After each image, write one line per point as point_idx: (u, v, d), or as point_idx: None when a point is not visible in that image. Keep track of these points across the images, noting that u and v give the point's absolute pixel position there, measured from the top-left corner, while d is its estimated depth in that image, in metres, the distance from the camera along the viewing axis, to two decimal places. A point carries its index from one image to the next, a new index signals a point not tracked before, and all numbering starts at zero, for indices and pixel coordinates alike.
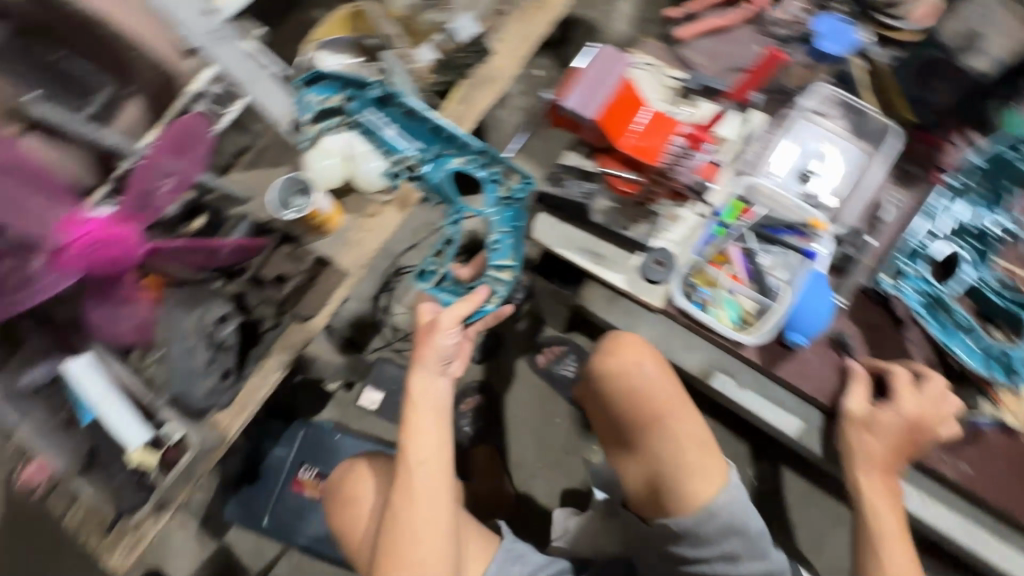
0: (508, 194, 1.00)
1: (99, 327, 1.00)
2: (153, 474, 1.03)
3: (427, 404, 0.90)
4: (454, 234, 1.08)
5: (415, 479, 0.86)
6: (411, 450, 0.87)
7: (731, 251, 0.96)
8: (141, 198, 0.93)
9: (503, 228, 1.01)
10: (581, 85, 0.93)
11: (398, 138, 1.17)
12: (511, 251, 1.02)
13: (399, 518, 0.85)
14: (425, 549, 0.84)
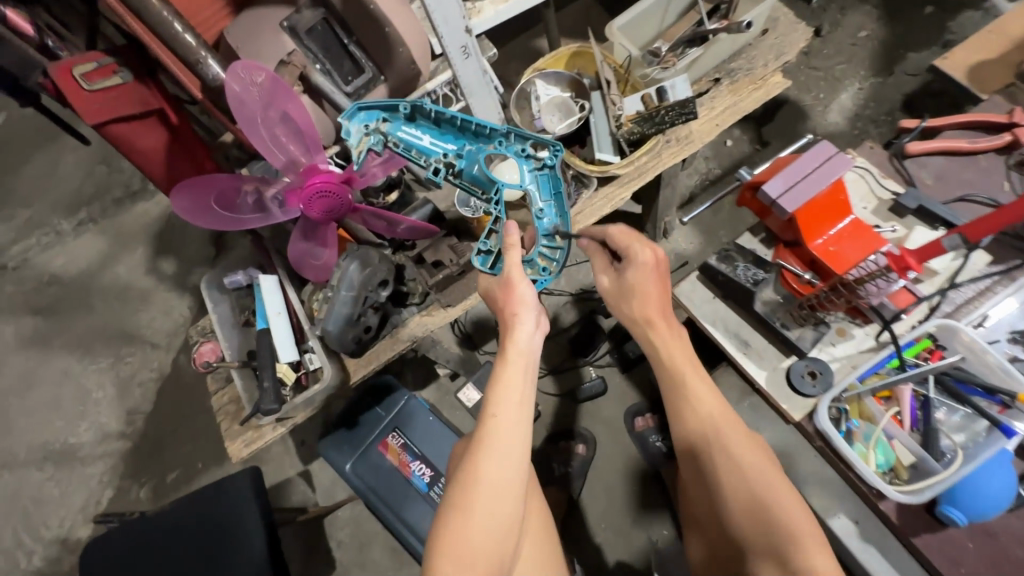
0: (541, 163, 0.92)
1: (295, 256, 1.18)
2: (288, 387, 1.22)
3: (518, 357, 0.84)
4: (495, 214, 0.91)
5: (491, 431, 0.78)
6: (491, 403, 0.80)
7: (903, 391, 0.82)
8: (361, 166, 1.06)
9: (544, 198, 0.94)
10: (784, 177, 0.90)
11: (436, 145, 0.94)
12: (555, 218, 0.93)
13: (467, 469, 0.77)
14: (488, 512, 0.74)
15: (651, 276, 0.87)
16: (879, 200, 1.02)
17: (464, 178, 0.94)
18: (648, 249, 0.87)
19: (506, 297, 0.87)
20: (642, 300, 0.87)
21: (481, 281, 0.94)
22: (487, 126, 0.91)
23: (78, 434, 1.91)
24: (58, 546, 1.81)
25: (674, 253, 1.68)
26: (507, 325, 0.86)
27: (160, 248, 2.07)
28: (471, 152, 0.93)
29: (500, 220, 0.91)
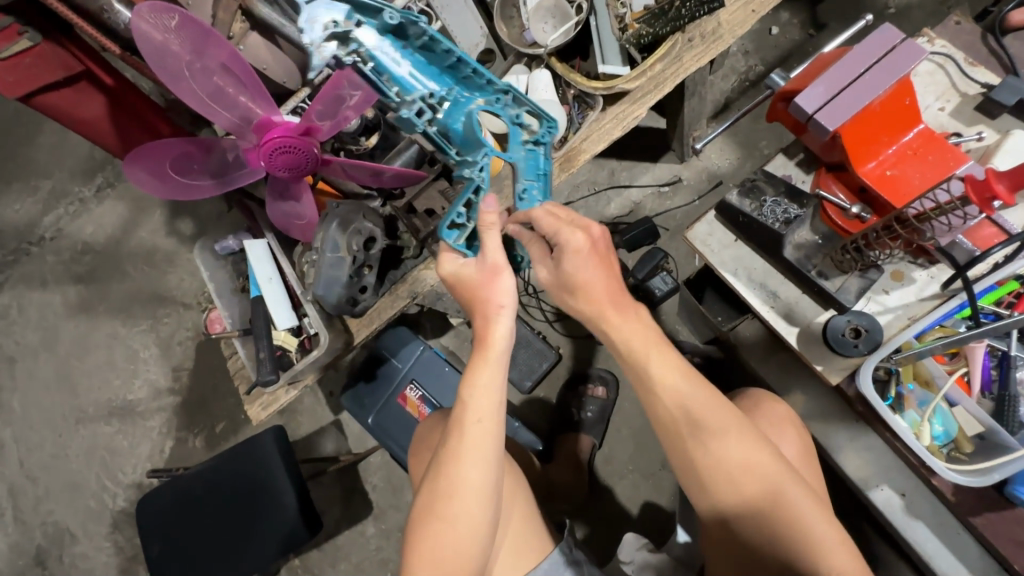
0: (534, 138, 0.83)
1: (276, 218, 1.10)
2: (293, 352, 1.19)
3: (501, 357, 0.75)
4: (476, 181, 0.80)
5: (471, 439, 0.73)
6: (472, 409, 0.73)
7: (976, 350, 0.71)
8: (330, 109, 0.93)
9: (528, 177, 0.84)
10: (828, 79, 0.70)
11: (415, 78, 0.75)
12: (541, 200, 0.85)
13: (448, 479, 0.73)
14: (471, 521, 0.72)
15: (588, 262, 0.70)
16: (962, 97, 0.79)
17: (441, 127, 0.78)
18: (579, 231, 0.70)
19: (487, 284, 0.74)
20: (586, 296, 0.72)
21: (445, 264, 0.79)
22: (486, 74, 0.76)
23: (134, 391, 1.85)
24: (135, 490, 1.81)
25: (707, 172, 1.46)
26: (488, 316, 0.74)
27: (176, 209, 1.87)
28: (457, 100, 0.78)
29: (482, 190, 0.80)
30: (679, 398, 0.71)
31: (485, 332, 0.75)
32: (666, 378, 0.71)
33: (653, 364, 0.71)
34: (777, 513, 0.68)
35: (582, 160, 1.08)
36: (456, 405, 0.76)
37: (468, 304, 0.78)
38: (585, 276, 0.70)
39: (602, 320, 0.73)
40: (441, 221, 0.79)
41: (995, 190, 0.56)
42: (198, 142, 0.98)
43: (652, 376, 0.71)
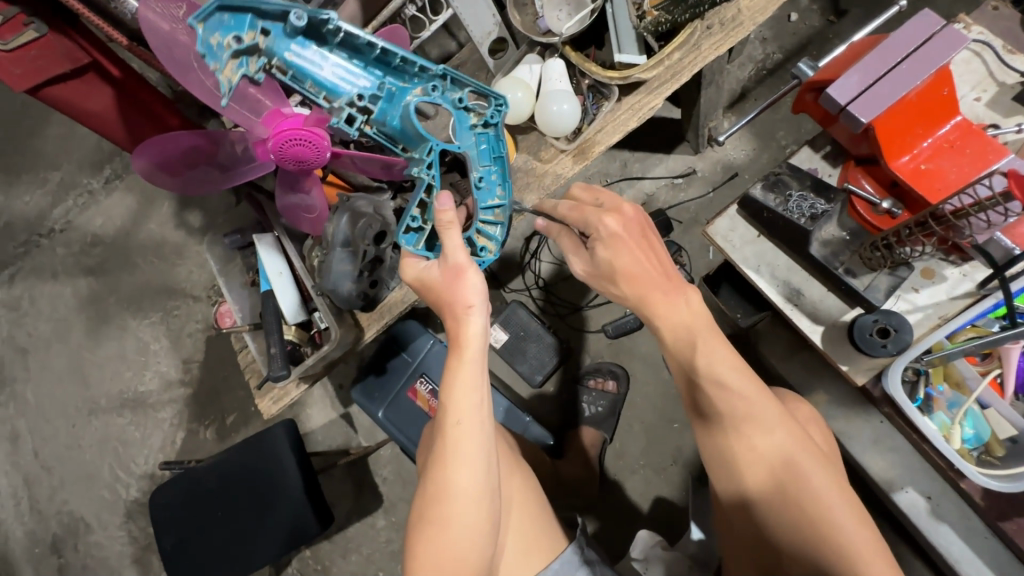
0: (482, 120, 0.80)
1: (285, 212, 1.09)
2: (305, 347, 1.20)
3: (476, 354, 0.74)
4: (427, 179, 0.77)
5: (454, 441, 0.72)
6: (451, 411, 0.73)
7: (1009, 350, 0.68)
8: None
9: (483, 163, 0.81)
10: (864, 68, 0.67)
11: (343, 80, 0.75)
12: (500, 185, 0.83)
13: (436, 483, 0.72)
14: (464, 523, 0.71)
15: (627, 247, 0.75)
16: (999, 87, 0.75)
17: (384, 126, 0.79)
18: (609, 217, 0.75)
19: (450, 284, 0.75)
20: (630, 280, 0.75)
21: (409, 269, 0.79)
22: (415, 61, 0.76)
23: (146, 382, 1.85)
24: (148, 481, 1.82)
25: (722, 163, 1.42)
26: (457, 317, 0.75)
27: (184, 200, 1.86)
28: (391, 93, 0.78)
29: (434, 188, 0.77)
30: (723, 390, 0.69)
31: (458, 332, 0.75)
32: (712, 372, 0.70)
33: (699, 354, 0.71)
34: (809, 511, 0.64)
35: (596, 152, 1.06)
36: (439, 408, 0.75)
37: (437, 304, 0.78)
38: (627, 261, 0.74)
39: (648, 306, 0.74)
40: (398, 227, 0.77)
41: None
42: (207, 134, 0.97)
43: (698, 368, 0.71)
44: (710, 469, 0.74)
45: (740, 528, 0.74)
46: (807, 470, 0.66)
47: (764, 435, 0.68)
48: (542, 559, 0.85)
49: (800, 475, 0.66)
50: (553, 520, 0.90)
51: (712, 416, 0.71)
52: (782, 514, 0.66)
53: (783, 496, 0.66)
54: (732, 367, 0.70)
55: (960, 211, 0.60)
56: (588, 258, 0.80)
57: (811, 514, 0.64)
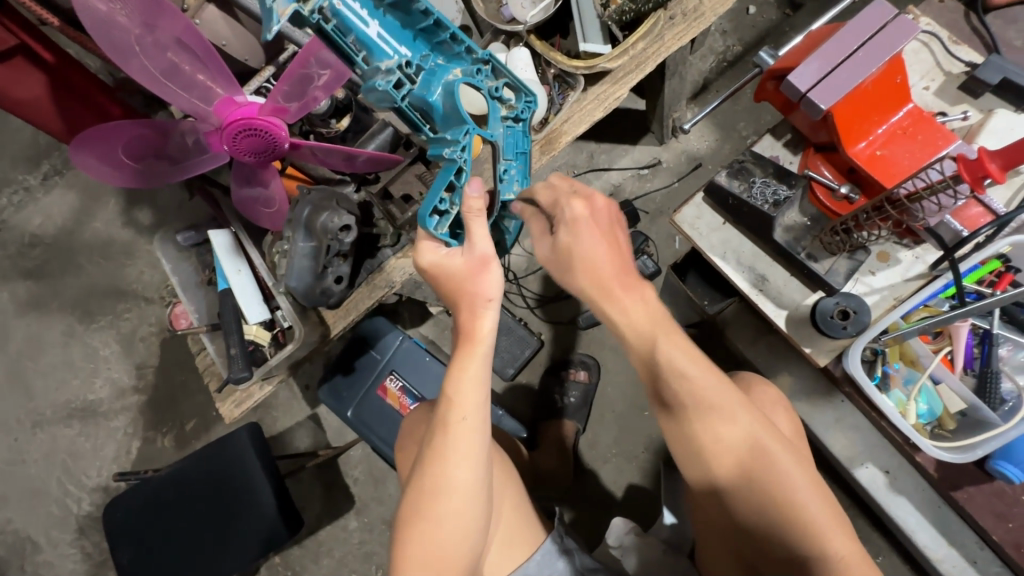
0: (512, 113, 0.78)
1: (243, 206, 1.04)
2: (266, 347, 1.14)
3: (486, 350, 0.72)
4: (459, 161, 0.71)
5: (457, 437, 0.71)
6: (457, 406, 0.71)
7: (959, 328, 0.71)
8: (298, 89, 0.88)
9: (507, 156, 0.78)
10: (824, 56, 0.68)
11: (387, 41, 0.71)
12: (519, 181, 0.80)
13: (434, 477, 0.71)
14: (459, 520, 0.70)
15: (588, 235, 0.71)
16: (946, 76, 0.79)
17: (418, 99, 0.73)
18: (577, 201, 0.71)
19: (474, 278, 0.71)
20: (588, 270, 0.71)
21: (426, 253, 0.73)
22: (463, 42, 0.74)
23: (96, 391, 1.75)
24: (102, 494, 1.72)
25: (686, 154, 1.44)
26: (474, 310, 0.72)
27: (132, 197, 1.76)
28: (432, 69, 0.74)
29: (466, 172, 0.71)
30: (684, 380, 0.68)
31: (472, 326, 0.72)
32: (669, 360, 0.68)
33: (659, 344, 0.68)
34: (778, 496, 0.65)
35: (563, 143, 1.05)
36: (440, 401, 0.73)
37: (451, 294, 0.74)
38: (586, 249, 0.70)
39: (603, 298, 0.71)
40: (423, 208, 0.71)
41: (987, 168, 0.58)
42: (153, 125, 0.91)
43: (657, 356, 0.68)
44: (678, 456, 0.73)
45: (711, 511, 0.75)
46: (776, 457, 0.67)
47: (728, 423, 0.68)
48: (525, 552, 0.85)
49: (771, 463, 0.67)
50: (535, 515, 0.90)
51: (674, 404, 0.70)
52: (750, 502, 0.67)
53: (752, 484, 0.67)
54: (691, 358, 0.69)
55: (915, 195, 0.64)
56: (550, 244, 0.75)
57: (781, 503, 0.65)
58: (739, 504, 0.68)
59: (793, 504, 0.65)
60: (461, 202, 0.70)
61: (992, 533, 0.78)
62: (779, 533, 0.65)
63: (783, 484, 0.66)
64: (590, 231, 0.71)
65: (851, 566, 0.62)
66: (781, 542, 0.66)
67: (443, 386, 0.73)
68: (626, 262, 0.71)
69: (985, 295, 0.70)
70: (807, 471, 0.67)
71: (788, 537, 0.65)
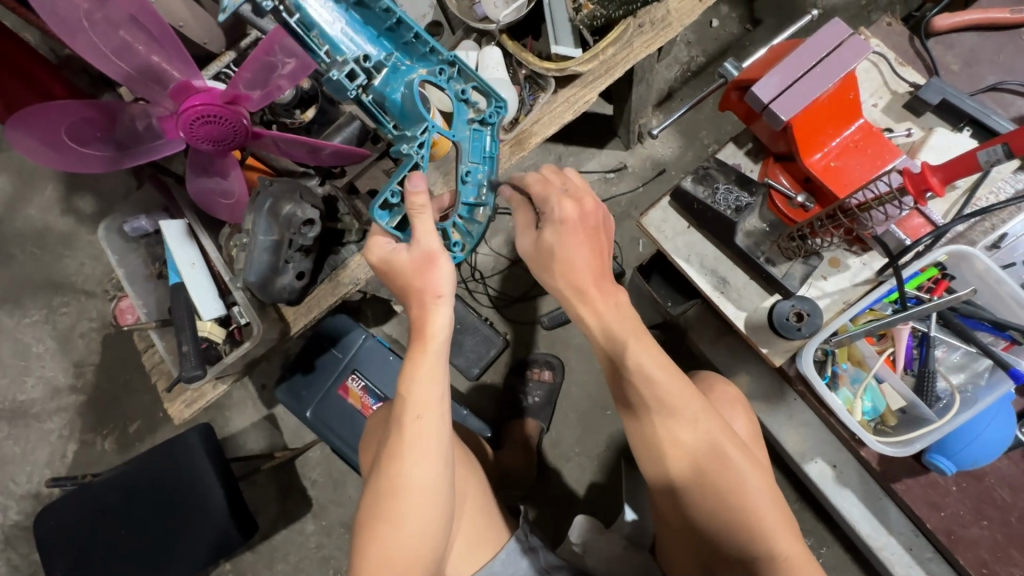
0: (480, 117, 0.77)
1: (198, 196, 0.99)
2: (221, 344, 1.08)
3: (439, 346, 0.71)
4: (413, 157, 0.72)
5: (413, 435, 0.69)
6: (411, 403, 0.70)
7: (901, 332, 0.75)
8: (259, 77, 0.85)
9: (472, 159, 0.78)
10: (781, 68, 0.71)
11: (348, 38, 0.77)
12: (485, 185, 0.79)
13: (392, 477, 0.69)
14: (419, 519, 0.69)
15: (574, 237, 0.70)
16: (893, 95, 0.84)
17: (380, 96, 0.77)
18: (568, 201, 0.70)
19: (421, 273, 0.70)
20: (567, 269, 0.71)
21: (377, 246, 0.73)
22: (428, 41, 0.74)
23: (27, 390, 1.63)
24: (32, 502, 1.60)
25: (651, 159, 1.48)
26: (424, 304, 0.71)
27: (72, 183, 1.65)
28: (397, 67, 0.77)
29: (421, 167, 0.72)
30: (652, 387, 0.69)
31: (422, 321, 0.71)
32: (642, 369, 0.69)
33: (633, 353, 0.69)
34: (733, 494, 0.68)
35: (533, 143, 1.06)
36: (396, 399, 0.72)
37: (400, 290, 0.74)
38: (569, 251, 0.70)
39: (576, 300, 0.72)
40: (373, 198, 0.72)
41: (930, 182, 0.64)
42: (100, 106, 0.86)
43: (628, 364, 0.69)
44: (642, 455, 0.74)
45: (672, 515, 0.77)
46: (734, 460, 0.69)
47: (690, 428, 0.70)
48: (489, 551, 0.85)
49: (728, 460, 0.69)
50: (498, 514, 0.90)
51: (637, 404, 0.72)
52: (708, 506, 0.69)
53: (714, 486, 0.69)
54: (663, 368, 0.70)
55: (864, 205, 0.69)
56: (533, 239, 0.74)
57: (734, 505, 0.67)
58: (697, 507, 0.69)
59: (749, 508, 0.67)
60: (405, 199, 0.70)
61: (927, 522, 0.84)
62: (736, 537, 0.67)
63: (736, 482, 0.68)
64: (571, 232, 0.70)
65: (794, 567, 0.64)
66: (734, 544, 0.68)
67: (398, 383, 0.72)
68: (603, 268, 0.71)
69: (924, 300, 0.75)
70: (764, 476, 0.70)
71: (741, 541, 0.67)
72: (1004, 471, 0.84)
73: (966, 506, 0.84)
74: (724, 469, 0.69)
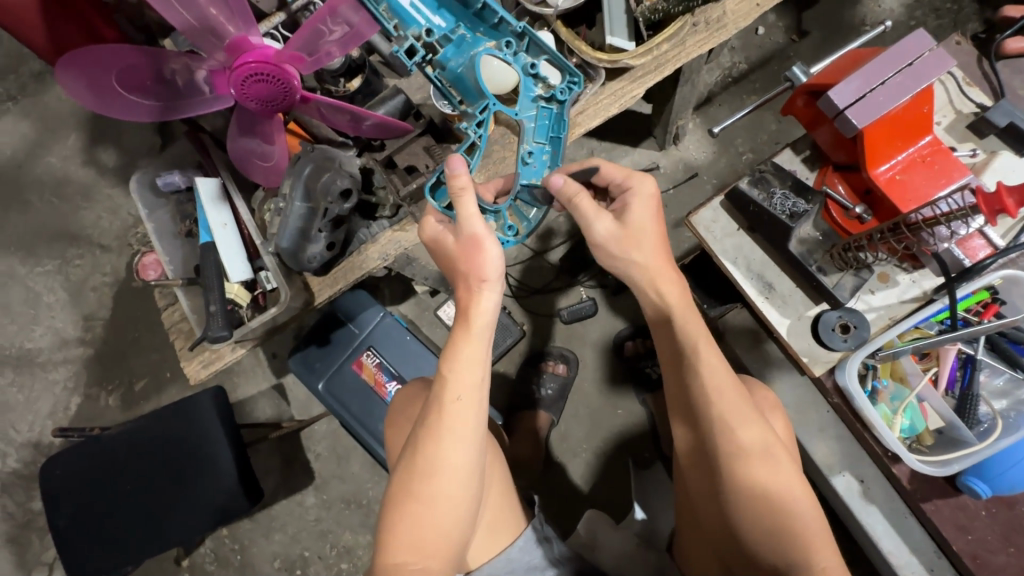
0: (548, 93, 0.78)
1: (238, 156, 0.98)
2: (245, 308, 1.08)
3: (484, 331, 0.71)
4: (472, 135, 0.76)
5: (452, 417, 0.69)
6: (451, 385, 0.70)
7: (947, 352, 0.76)
8: (310, 43, 0.83)
9: (537, 139, 0.79)
10: (862, 74, 0.71)
11: (416, 9, 0.80)
12: (549, 166, 0.80)
13: (427, 458, 0.69)
14: (452, 500, 0.69)
15: (650, 209, 0.78)
16: (957, 114, 0.84)
17: (448, 71, 0.80)
18: (648, 179, 0.79)
19: (469, 258, 0.70)
20: (652, 244, 0.77)
21: (427, 227, 0.75)
22: (498, 14, 0.76)
23: (34, 339, 1.61)
24: (31, 450, 1.59)
25: (683, 162, 1.47)
26: (470, 288, 0.71)
27: (96, 135, 1.63)
28: (463, 41, 0.79)
29: (477, 147, 0.76)
30: (701, 390, 0.72)
31: (469, 303, 0.71)
32: (699, 364, 0.73)
33: (698, 346, 0.74)
34: (770, 504, 0.67)
35: (576, 134, 1.04)
36: (435, 379, 0.72)
37: (453, 274, 0.74)
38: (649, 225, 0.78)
39: (658, 279, 0.77)
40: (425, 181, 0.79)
41: (1003, 203, 0.63)
42: (146, 52, 0.83)
43: (694, 354, 0.73)
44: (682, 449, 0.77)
45: (703, 519, 0.76)
46: (779, 464, 0.69)
47: (731, 432, 0.70)
48: (508, 537, 0.85)
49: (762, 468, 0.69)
50: (518, 502, 0.90)
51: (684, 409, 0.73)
52: (747, 516, 0.68)
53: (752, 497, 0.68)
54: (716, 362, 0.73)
55: (932, 221, 0.67)
56: (613, 221, 0.77)
57: (775, 513, 0.67)
58: (743, 516, 0.68)
59: (792, 514, 0.67)
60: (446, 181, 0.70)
61: (951, 546, 0.84)
62: (774, 543, 0.67)
63: (767, 490, 0.68)
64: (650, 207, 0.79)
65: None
66: (772, 549, 0.67)
67: (438, 365, 0.72)
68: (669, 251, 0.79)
69: (972, 323, 0.75)
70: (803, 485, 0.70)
71: (774, 553, 0.67)
72: None
73: (994, 532, 0.84)
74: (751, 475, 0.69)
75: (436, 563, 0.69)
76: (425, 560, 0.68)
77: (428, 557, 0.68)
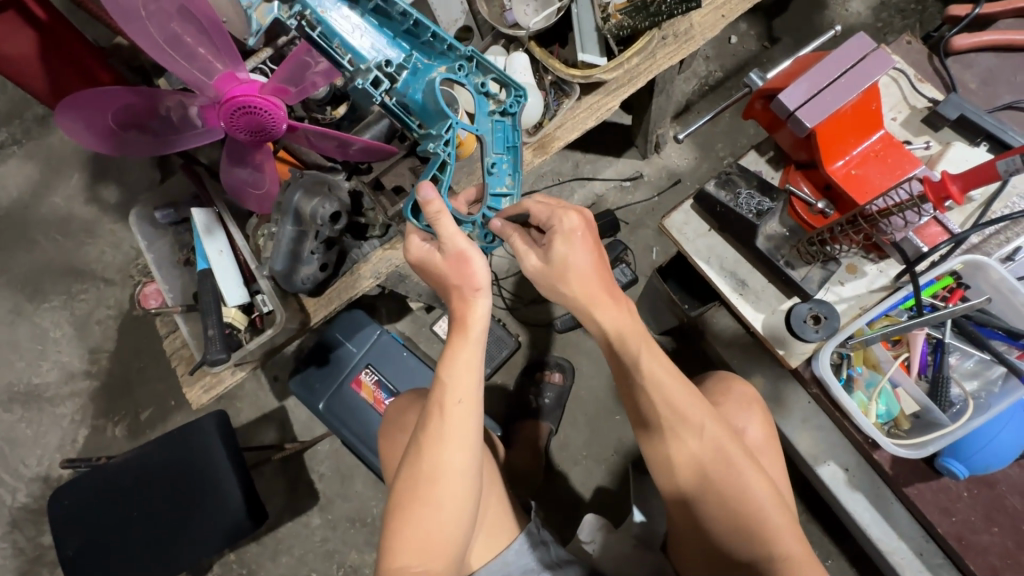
0: (501, 108, 0.82)
1: (231, 186, 1.02)
2: (243, 331, 1.10)
3: (479, 334, 0.73)
4: (440, 155, 0.77)
5: (454, 422, 0.72)
6: (452, 390, 0.72)
7: (916, 337, 0.79)
8: (295, 75, 0.88)
9: (497, 150, 0.83)
10: (805, 80, 0.76)
11: (368, 46, 0.83)
12: (510, 174, 0.84)
13: (430, 463, 0.71)
14: (453, 504, 0.71)
15: (581, 245, 0.72)
16: (911, 110, 0.88)
17: (406, 99, 0.82)
18: (573, 213, 0.72)
19: (457, 271, 0.73)
20: (578, 278, 0.72)
21: (413, 247, 0.77)
22: (445, 40, 0.80)
23: (42, 374, 1.65)
24: (41, 484, 1.61)
25: (666, 169, 1.51)
26: (465, 300, 0.73)
27: (97, 173, 1.69)
28: (417, 67, 0.82)
29: (448, 165, 0.77)
30: (659, 398, 0.73)
31: (465, 313, 0.73)
32: (651, 375, 0.73)
33: (642, 360, 0.73)
34: (737, 502, 0.72)
35: (555, 147, 1.08)
36: (435, 386, 0.74)
37: (441, 286, 0.76)
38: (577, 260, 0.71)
39: (591, 308, 0.73)
40: (404, 201, 0.78)
41: (949, 190, 0.68)
42: (142, 92, 0.88)
43: (640, 370, 0.73)
44: (649, 465, 0.78)
45: (680, 522, 0.80)
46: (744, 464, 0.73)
47: (696, 437, 0.74)
48: (504, 541, 0.87)
49: (729, 471, 0.73)
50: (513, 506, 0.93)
51: (649, 419, 0.76)
52: (720, 512, 0.73)
53: (711, 492, 0.73)
54: (670, 373, 0.74)
55: (886, 211, 0.71)
56: (541, 256, 0.73)
57: (747, 515, 0.71)
58: (706, 512, 0.73)
59: (758, 511, 0.72)
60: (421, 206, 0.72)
61: (940, 529, 0.86)
62: (743, 542, 0.72)
63: (742, 490, 0.72)
64: (578, 243, 0.72)
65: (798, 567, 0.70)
66: (744, 542, 0.72)
67: (436, 372, 0.74)
68: (604, 276, 0.74)
69: (939, 308, 0.79)
70: (771, 488, 0.73)
71: (747, 544, 0.71)
72: (1014, 478, 0.87)
73: (977, 513, 0.86)
74: (729, 469, 0.72)
75: (439, 565, 0.71)
76: (428, 561, 0.70)
77: (433, 559, 0.70)
